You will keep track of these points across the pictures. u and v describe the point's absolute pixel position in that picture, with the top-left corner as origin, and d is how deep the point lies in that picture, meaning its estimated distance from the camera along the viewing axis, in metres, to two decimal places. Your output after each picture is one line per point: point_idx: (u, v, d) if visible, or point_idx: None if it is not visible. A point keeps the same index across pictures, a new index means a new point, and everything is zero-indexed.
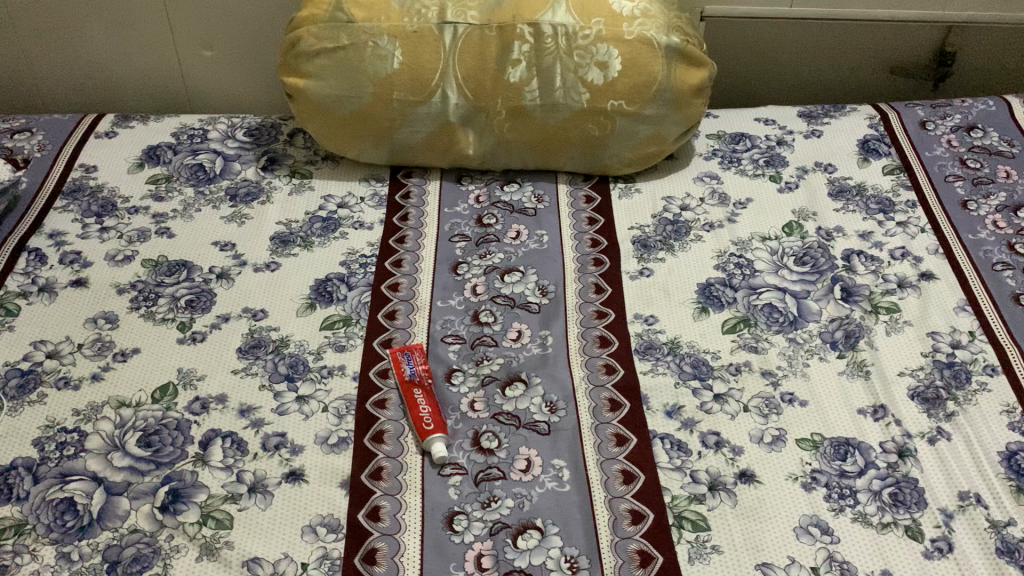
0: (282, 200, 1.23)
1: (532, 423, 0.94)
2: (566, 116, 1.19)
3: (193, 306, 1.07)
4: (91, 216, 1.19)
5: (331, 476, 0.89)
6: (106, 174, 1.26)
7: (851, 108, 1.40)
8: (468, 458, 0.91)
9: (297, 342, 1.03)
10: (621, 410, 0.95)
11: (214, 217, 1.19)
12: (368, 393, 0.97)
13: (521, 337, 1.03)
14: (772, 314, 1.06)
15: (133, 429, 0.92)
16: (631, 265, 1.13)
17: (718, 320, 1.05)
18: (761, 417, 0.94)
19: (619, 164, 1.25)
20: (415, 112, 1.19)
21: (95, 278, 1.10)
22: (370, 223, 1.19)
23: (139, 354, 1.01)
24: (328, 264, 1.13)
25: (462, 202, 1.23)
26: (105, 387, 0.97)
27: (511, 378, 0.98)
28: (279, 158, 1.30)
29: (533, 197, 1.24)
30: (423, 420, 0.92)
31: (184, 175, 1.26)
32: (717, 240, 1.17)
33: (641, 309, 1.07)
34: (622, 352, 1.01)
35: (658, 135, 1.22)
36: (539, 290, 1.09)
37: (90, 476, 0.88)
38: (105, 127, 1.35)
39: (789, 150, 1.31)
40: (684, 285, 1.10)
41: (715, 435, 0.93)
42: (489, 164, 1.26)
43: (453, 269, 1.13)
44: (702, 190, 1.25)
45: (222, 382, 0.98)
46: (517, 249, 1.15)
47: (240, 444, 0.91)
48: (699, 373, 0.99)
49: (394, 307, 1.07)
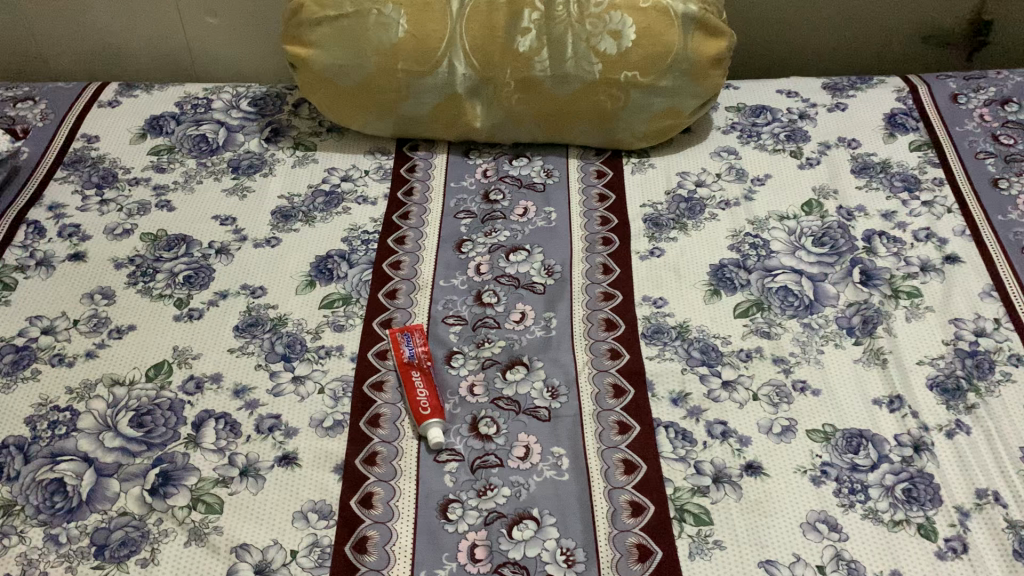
0: (285, 172, 1.20)
1: (532, 409, 0.91)
2: (577, 88, 1.14)
3: (191, 282, 1.04)
4: (91, 189, 1.17)
5: (324, 461, 0.87)
6: (108, 145, 1.23)
7: (879, 80, 1.33)
8: (465, 444, 0.88)
9: (295, 321, 1.00)
10: (624, 397, 0.91)
11: (215, 190, 1.17)
12: (365, 375, 0.95)
13: (525, 319, 1.00)
14: (786, 298, 1.02)
15: (126, 409, 0.91)
16: (641, 244, 1.09)
17: (731, 304, 1.01)
18: (771, 407, 0.91)
19: (633, 139, 1.20)
20: (420, 83, 1.15)
21: (94, 252, 1.08)
22: (374, 198, 1.16)
23: (134, 331, 0.99)
24: (329, 240, 1.10)
25: (469, 176, 1.20)
26: (99, 365, 0.95)
27: (512, 361, 0.96)
28: (283, 128, 1.27)
29: (542, 172, 1.20)
30: (420, 404, 0.90)
31: (187, 147, 1.23)
32: (734, 218, 1.12)
33: (650, 291, 1.03)
34: (628, 336, 0.98)
35: (673, 108, 1.18)
36: (545, 271, 1.06)
37: (82, 457, 0.86)
38: (108, 96, 1.32)
39: (811, 125, 1.26)
40: (695, 266, 1.06)
41: (722, 424, 0.89)
42: (498, 137, 1.22)
43: (456, 246, 1.09)
44: (719, 164, 1.20)
45: (218, 361, 0.96)
46: (524, 227, 1.12)
47: (233, 426, 0.90)
48: (707, 360, 0.95)
49: (395, 286, 1.04)
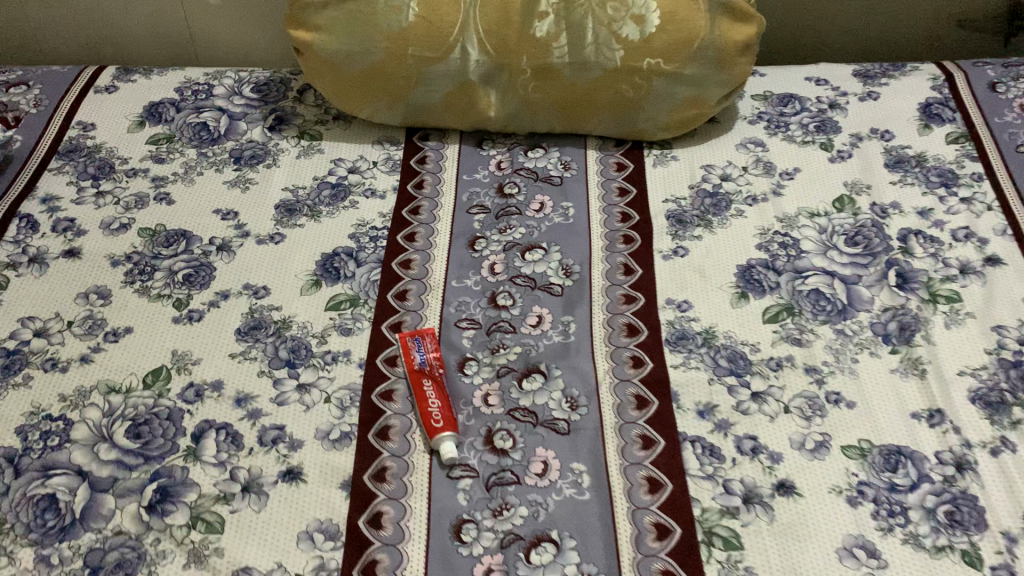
0: (289, 163, 1.14)
1: (550, 421, 0.86)
2: (597, 75, 1.08)
3: (190, 281, 0.99)
4: (87, 180, 1.11)
5: (331, 476, 0.82)
6: (104, 133, 1.18)
7: (912, 67, 1.27)
8: (479, 460, 0.83)
9: (299, 324, 0.95)
10: (648, 408, 0.86)
11: (216, 182, 1.11)
12: (374, 383, 0.90)
13: (541, 323, 0.95)
14: (818, 302, 0.97)
15: (122, 419, 0.86)
16: (664, 243, 1.04)
17: (759, 308, 0.96)
18: (803, 421, 0.86)
19: (655, 129, 1.14)
20: (431, 70, 1.09)
21: (90, 248, 1.03)
22: (383, 191, 1.11)
23: (131, 333, 0.94)
24: (336, 236, 1.05)
25: (482, 169, 1.14)
26: (94, 370, 0.90)
27: (529, 369, 0.91)
28: (287, 116, 1.21)
29: (559, 164, 1.14)
30: (432, 416, 0.85)
31: (186, 135, 1.18)
32: (762, 215, 1.06)
33: (673, 293, 0.98)
34: (651, 342, 0.92)
35: (698, 97, 1.12)
36: (563, 271, 1.00)
37: (75, 470, 0.82)
38: (105, 81, 1.26)
39: (842, 115, 1.19)
40: (722, 267, 1.00)
41: (752, 440, 0.84)
42: (513, 126, 1.16)
43: (469, 244, 1.04)
44: (745, 157, 1.14)
45: (219, 367, 0.91)
46: (540, 223, 1.06)
47: (235, 437, 0.85)
48: (736, 369, 0.90)
49: (405, 287, 0.99)
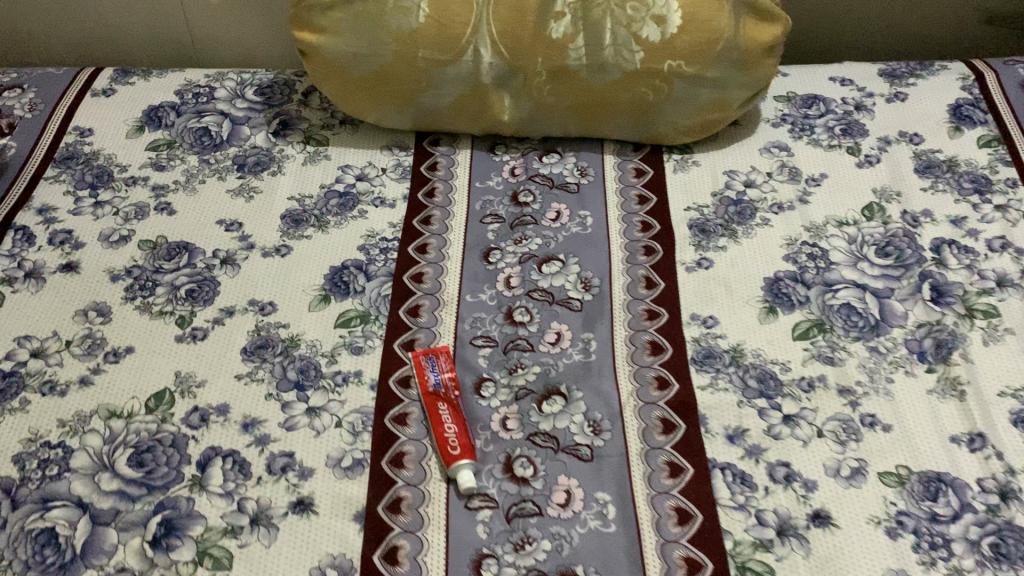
0: (294, 170, 1.10)
1: (572, 446, 0.82)
2: (616, 78, 1.04)
3: (194, 297, 0.95)
4: (85, 189, 1.07)
5: (344, 508, 0.78)
6: (102, 139, 1.14)
7: (940, 65, 1.22)
8: (499, 489, 0.79)
9: (308, 342, 0.91)
10: (675, 433, 0.83)
11: (219, 190, 1.07)
12: (387, 406, 0.86)
13: (561, 340, 0.91)
14: (850, 318, 0.93)
15: (124, 446, 0.82)
16: (687, 254, 0.99)
17: (789, 324, 0.92)
18: (838, 445, 0.82)
19: (675, 133, 1.10)
20: (442, 73, 1.04)
21: (88, 262, 0.99)
22: (393, 200, 1.06)
23: (132, 354, 0.90)
24: (344, 248, 1.00)
25: (495, 175, 1.10)
26: (94, 394, 0.86)
27: (548, 391, 0.86)
28: (293, 120, 1.17)
29: (576, 170, 1.10)
30: (449, 442, 0.81)
31: (188, 141, 1.13)
32: (788, 224, 1.02)
33: (698, 308, 0.94)
34: (676, 361, 0.88)
35: (720, 100, 1.07)
36: (582, 285, 0.96)
37: (75, 502, 0.78)
38: (102, 84, 1.22)
39: (869, 117, 1.15)
40: (748, 280, 0.96)
41: (785, 467, 0.80)
42: (527, 130, 1.12)
43: (484, 256, 1.00)
44: (769, 162, 1.10)
45: (224, 390, 0.87)
46: (557, 234, 1.02)
47: (243, 465, 0.81)
48: (766, 391, 0.86)
49: (417, 302, 0.95)
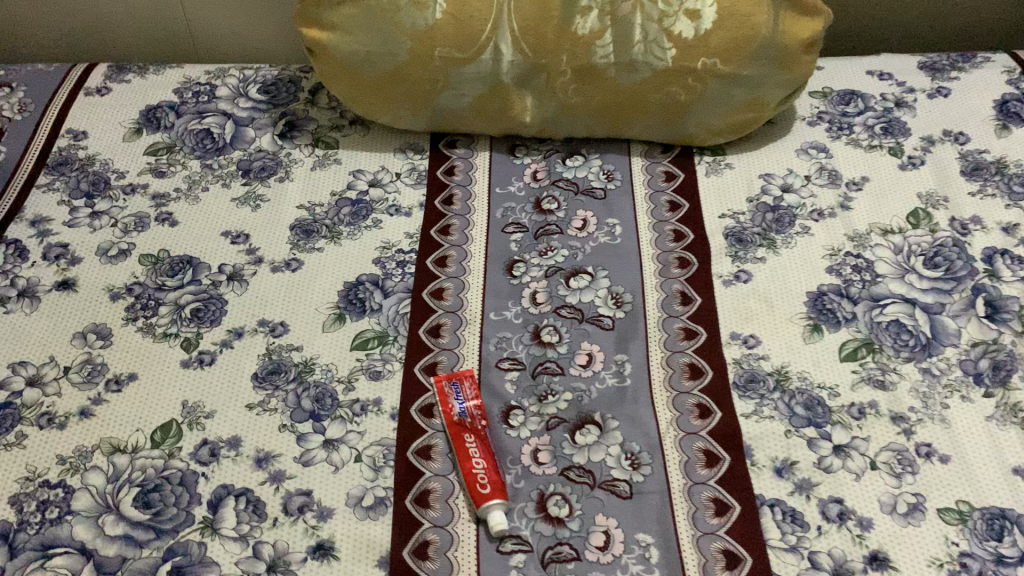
0: (303, 176, 1.04)
1: (609, 482, 0.77)
2: (645, 76, 0.97)
3: (199, 317, 0.89)
4: (80, 198, 1.01)
5: (366, 552, 0.73)
6: (98, 143, 1.07)
7: (983, 58, 1.16)
8: (532, 530, 0.74)
9: (322, 366, 0.85)
10: (719, 467, 0.77)
11: (224, 199, 1.01)
12: (409, 438, 0.80)
13: (593, 362, 0.85)
14: (899, 336, 0.87)
15: (129, 485, 0.77)
16: (724, 266, 0.93)
17: (835, 344, 0.86)
18: (893, 479, 0.77)
19: (707, 133, 1.03)
20: (460, 72, 0.98)
21: (86, 278, 0.93)
22: (408, 208, 1.00)
23: (135, 381, 0.84)
24: (359, 262, 0.94)
25: (517, 180, 1.03)
26: (96, 426, 0.81)
27: (581, 420, 0.81)
28: (300, 121, 1.10)
29: (602, 174, 1.04)
30: (478, 479, 0.76)
31: (189, 145, 1.07)
32: (830, 233, 0.96)
33: (738, 326, 0.88)
34: (716, 386, 0.83)
35: (756, 99, 1.00)
36: (613, 301, 0.90)
37: (77, 548, 0.73)
38: (97, 82, 1.15)
39: (910, 114, 1.08)
40: (790, 295, 0.90)
41: (838, 503, 0.75)
42: (549, 130, 1.05)
43: (508, 269, 0.94)
44: (807, 165, 1.03)
45: (235, 421, 0.81)
46: (584, 244, 0.96)
47: (257, 506, 0.75)
48: (813, 418, 0.81)
49: (438, 321, 0.89)
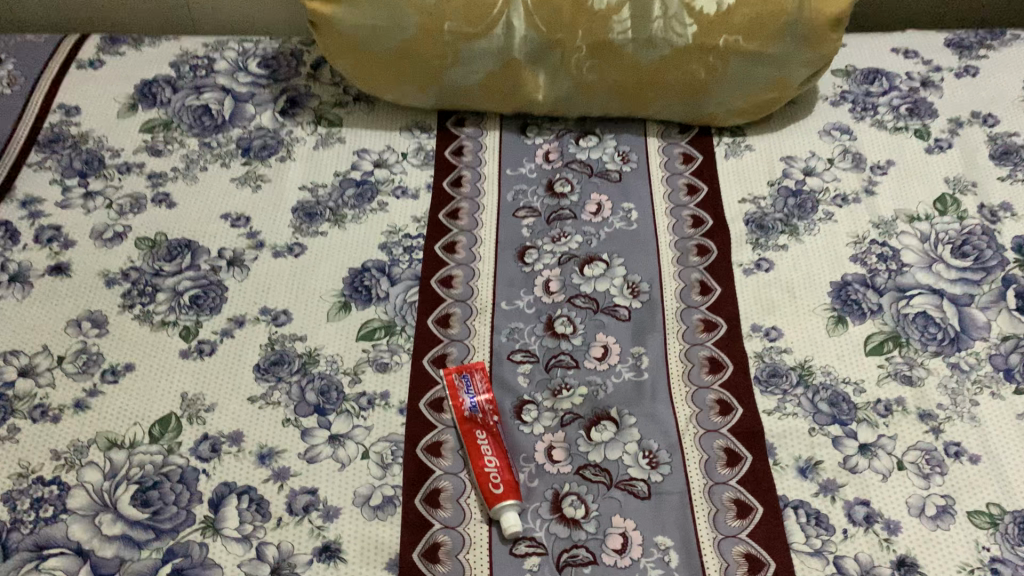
0: (305, 155, 0.99)
1: (627, 481, 0.74)
2: (664, 54, 0.93)
3: (199, 304, 0.86)
4: (73, 178, 0.96)
5: (374, 554, 0.70)
6: (92, 119, 1.02)
7: (1013, 35, 1.11)
8: (547, 532, 0.71)
9: (327, 357, 0.82)
10: (740, 466, 0.74)
11: (223, 179, 0.97)
12: (418, 434, 0.77)
13: (609, 355, 0.82)
14: (927, 329, 0.83)
15: (127, 482, 0.74)
16: (744, 254, 0.90)
17: (860, 337, 0.83)
18: (921, 480, 0.74)
19: (726, 113, 0.99)
20: (471, 48, 0.93)
21: (80, 262, 0.89)
22: (415, 190, 0.96)
23: (132, 372, 0.81)
24: (364, 247, 0.91)
25: (528, 162, 0.99)
26: (92, 420, 0.77)
27: (597, 416, 0.78)
28: (302, 97, 1.06)
29: (616, 156, 1.00)
30: (490, 478, 0.73)
31: (186, 121, 1.03)
32: (854, 219, 0.92)
33: (760, 318, 0.85)
34: (738, 380, 0.80)
35: (780, 79, 0.96)
36: (630, 290, 0.87)
37: (74, 549, 0.70)
38: (89, 54, 1.10)
39: (937, 95, 1.04)
40: (813, 284, 0.87)
41: (864, 506, 0.72)
42: (563, 110, 1.01)
43: (519, 256, 0.90)
44: (830, 147, 1.00)
45: (237, 415, 0.78)
46: (599, 230, 0.92)
47: (260, 504, 0.73)
48: (838, 415, 0.78)
49: (447, 310, 0.85)
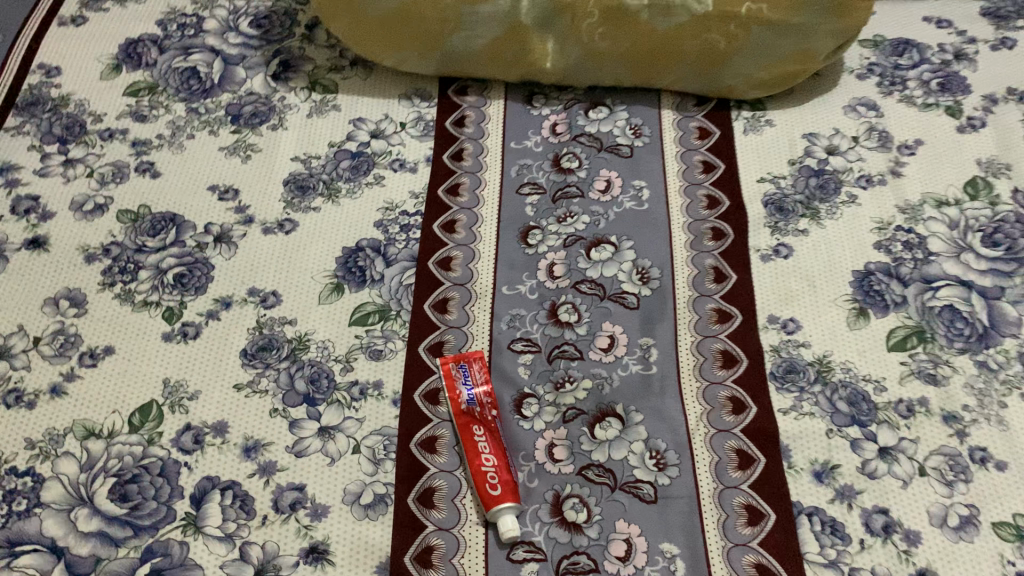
0: (298, 124, 0.94)
1: (632, 484, 0.70)
2: (681, 22, 0.87)
3: (183, 284, 0.81)
4: (53, 144, 0.91)
5: (364, 556, 0.66)
6: (73, 81, 0.97)
7: None
8: (546, 536, 0.68)
9: (317, 343, 0.77)
10: (752, 469, 0.70)
11: (211, 148, 0.92)
12: (412, 428, 0.73)
13: (615, 346, 0.77)
14: (954, 324, 0.78)
15: (105, 475, 0.70)
16: (761, 239, 0.85)
17: (883, 332, 0.78)
18: (944, 487, 0.69)
19: (746, 86, 0.93)
20: (474, 12, 0.87)
21: (59, 236, 0.84)
22: (414, 162, 0.91)
23: (112, 356, 0.76)
24: (359, 224, 0.86)
25: (534, 134, 0.94)
26: (69, 407, 0.73)
27: (602, 412, 0.74)
28: (296, 61, 1.00)
29: (628, 129, 0.94)
30: (487, 479, 0.69)
31: (173, 85, 0.97)
32: (879, 203, 0.87)
33: (776, 309, 0.80)
34: (752, 376, 0.75)
35: (804, 50, 0.90)
36: (639, 276, 0.82)
37: (48, 546, 0.66)
38: (71, 11, 1.04)
39: (971, 69, 0.98)
40: (834, 274, 0.82)
41: (883, 514, 0.68)
42: (571, 78, 0.95)
43: (523, 237, 0.85)
44: (855, 124, 0.94)
45: (221, 404, 0.74)
46: (607, 210, 0.87)
47: (244, 501, 0.69)
48: (857, 416, 0.73)
49: (445, 295, 0.81)
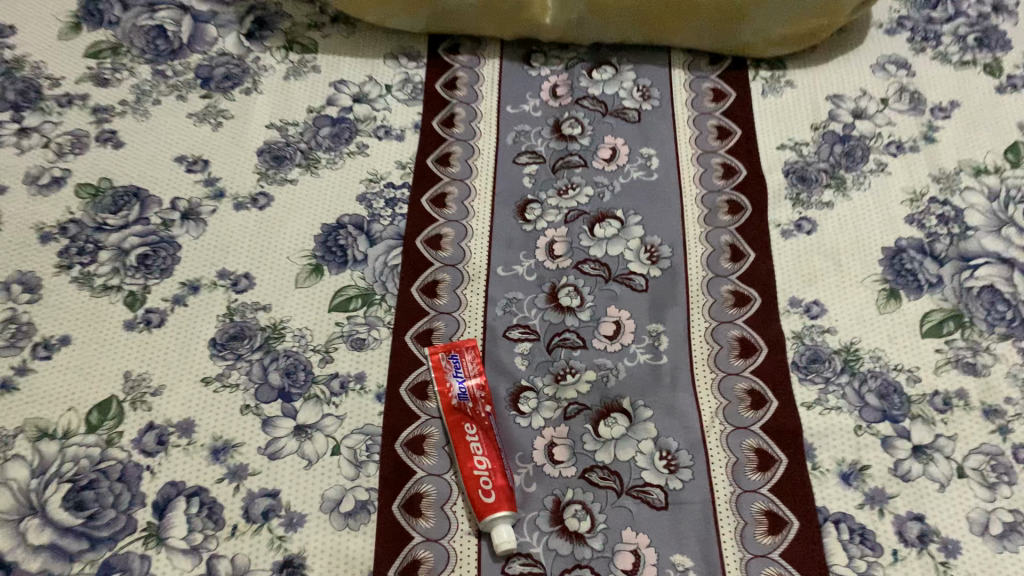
0: (275, 87, 0.86)
1: (640, 488, 0.63)
2: None
3: (147, 266, 0.73)
4: (5, 109, 0.82)
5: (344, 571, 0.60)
6: (28, 40, 0.88)
7: None
8: (545, 547, 0.61)
9: (294, 332, 0.70)
10: (773, 471, 0.64)
11: (179, 115, 0.84)
12: (398, 426, 0.66)
13: (622, 333, 0.70)
14: (995, 306, 0.71)
15: (59, 481, 0.63)
16: (782, 212, 0.77)
17: (916, 315, 0.71)
18: (986, 491, 0.63)
19: (765, 43, 0.85)
20: None
21: (10, 211, 0.76)
22: (400, 130, 0.83)
23: (68, 347, 0.69)
24: (340, 199, 0.78)
25: (531, 98, 0.86)
26: (19, 404, 0.66)
27: (607, 407, 0.67)
28: (272, 18, 0.91)
29: (635, 91, 0.86)
30: (480, 484, 0.62)
31: (138, 45, 0.88)
32: (910, 172, 0.79)
33: (799, 291, 0.72)
34: (772, 367, 0.68)
35: (830, 3, 0.81)
36: (648, 254, 0.75)
37: None
38: None
39: (1011, 22, 0.89)
40: (862, 251, 0.74)
41: (918, 522, 0.61)
42: (573, 35, 0.87)
43: (520, 212, 0.78)
44: (884, 85, 0.86)
45: (188, 400, 0.67)
46: (612, 181, 0.80)
47: (212, 509, 0.62)
48: (888, 411, 0.66)
49: (434, 277, 0.74)
